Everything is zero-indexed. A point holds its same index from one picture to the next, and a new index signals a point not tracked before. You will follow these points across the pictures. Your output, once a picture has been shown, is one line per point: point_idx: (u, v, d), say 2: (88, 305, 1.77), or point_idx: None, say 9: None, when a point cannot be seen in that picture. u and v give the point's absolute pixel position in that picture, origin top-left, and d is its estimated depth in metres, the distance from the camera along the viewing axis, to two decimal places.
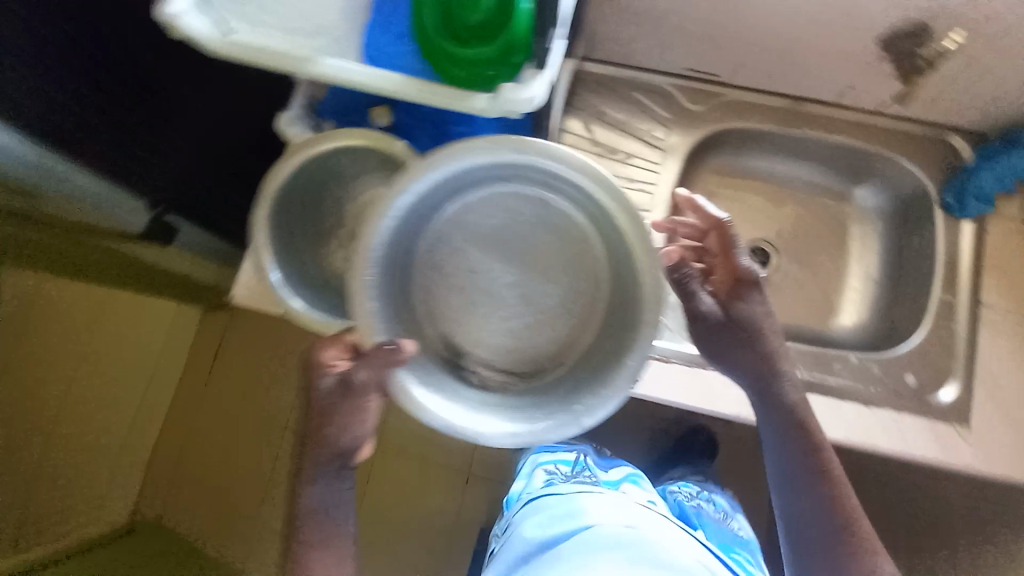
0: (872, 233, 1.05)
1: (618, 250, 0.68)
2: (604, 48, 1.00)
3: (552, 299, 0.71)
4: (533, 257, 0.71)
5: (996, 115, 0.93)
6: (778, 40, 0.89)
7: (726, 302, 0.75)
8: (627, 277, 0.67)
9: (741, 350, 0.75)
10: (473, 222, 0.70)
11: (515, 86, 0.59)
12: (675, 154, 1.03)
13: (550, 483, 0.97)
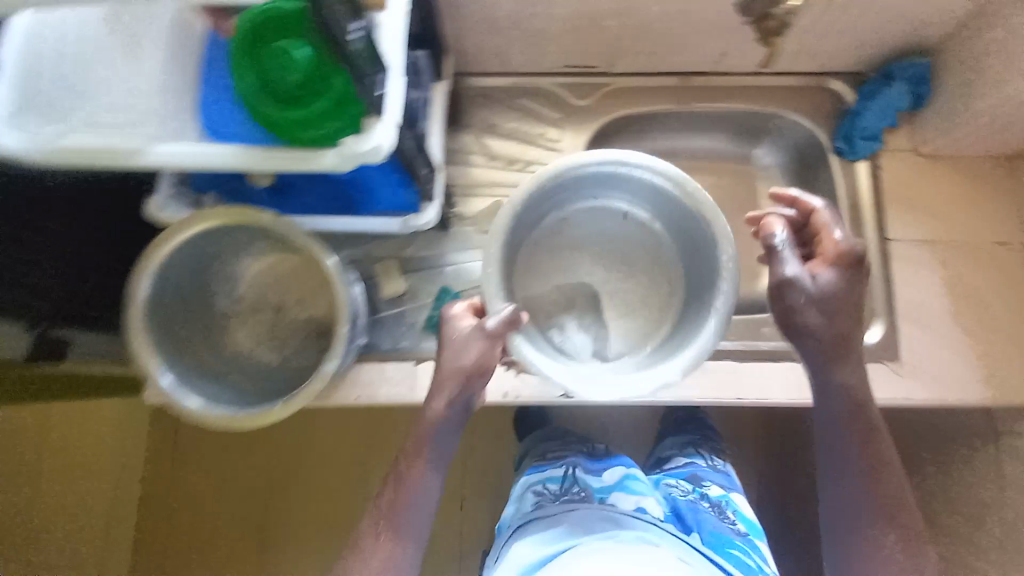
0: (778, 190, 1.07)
1: (693, 242, 0.86)
2: (479, 61, 0.98)
3: (637, 289, 0.96)
4: (624, 262, 0.97)
5: (868, 53, 0.95)
6: (641, 24, 0.88)
7: (831, 266, 0.73)
8: (702, 261, 0.84)
9: (832, 315, 0.71)
10: (601, 227, 0.96)
11: (358, 137, 0.57)
12: (575, 151, 1.02)
13: (540, 504, 0.95)
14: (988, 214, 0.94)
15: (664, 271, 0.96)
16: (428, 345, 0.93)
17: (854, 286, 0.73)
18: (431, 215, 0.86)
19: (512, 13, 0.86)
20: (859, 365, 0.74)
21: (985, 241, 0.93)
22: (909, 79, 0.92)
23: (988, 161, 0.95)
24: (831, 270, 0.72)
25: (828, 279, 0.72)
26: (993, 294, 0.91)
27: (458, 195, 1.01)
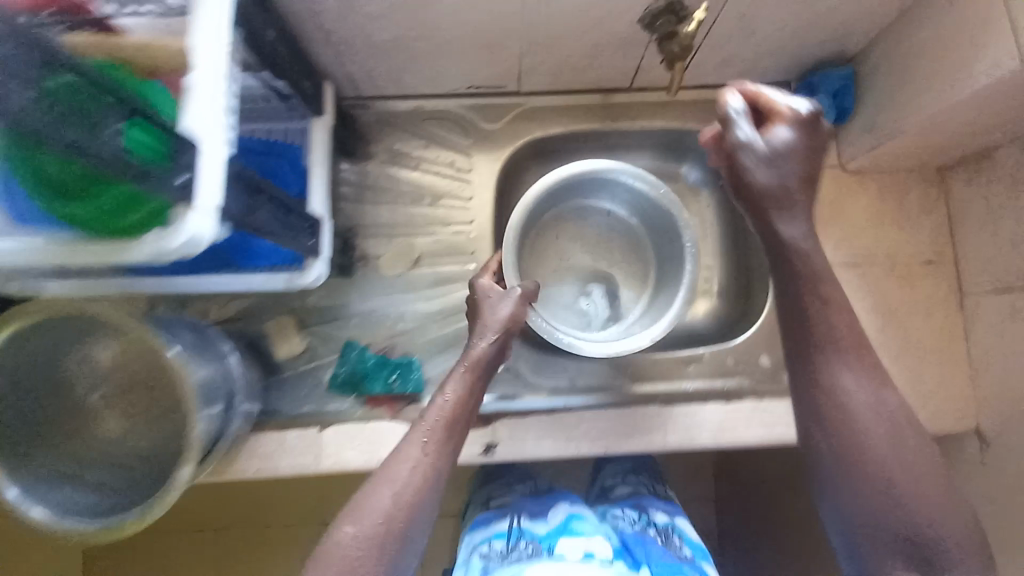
0: (707, 208, 1.02)
1: (649, 237, 1.07)
2: (372, 85, 0.87)
3: (623, 270, 1.12)
4: (606, 247, 1.12)
5: (793, 63, 0.87)
6: (543, 44, 0.79)
7: (782, 118, 0.63)
8: (664, 249, 1.02)
9: (790, 176, 0.62)
10: (584, 221, 1.12)
11: (165, 228, 0.48)
12: (487, 180, 0.93)
13: (486, 571, 0.80)
14: (916, 231, 0.90)
15: (642, 256, 1.11)
16: (333, 408, 0.85)
17: (813, 131, 0.63)
18: (318, 273, 0.77)
19: (393, 37, 0.75)
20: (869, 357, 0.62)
21: (912, 261, 0.90)
22: (830, 95, 0.86)
23: (916, 174, 0.91)
24: (783, 123, 0.63)
25: (782, 136, 0.62)
26: (918, 316, 0.89)
27: (357, 236, 0.91)
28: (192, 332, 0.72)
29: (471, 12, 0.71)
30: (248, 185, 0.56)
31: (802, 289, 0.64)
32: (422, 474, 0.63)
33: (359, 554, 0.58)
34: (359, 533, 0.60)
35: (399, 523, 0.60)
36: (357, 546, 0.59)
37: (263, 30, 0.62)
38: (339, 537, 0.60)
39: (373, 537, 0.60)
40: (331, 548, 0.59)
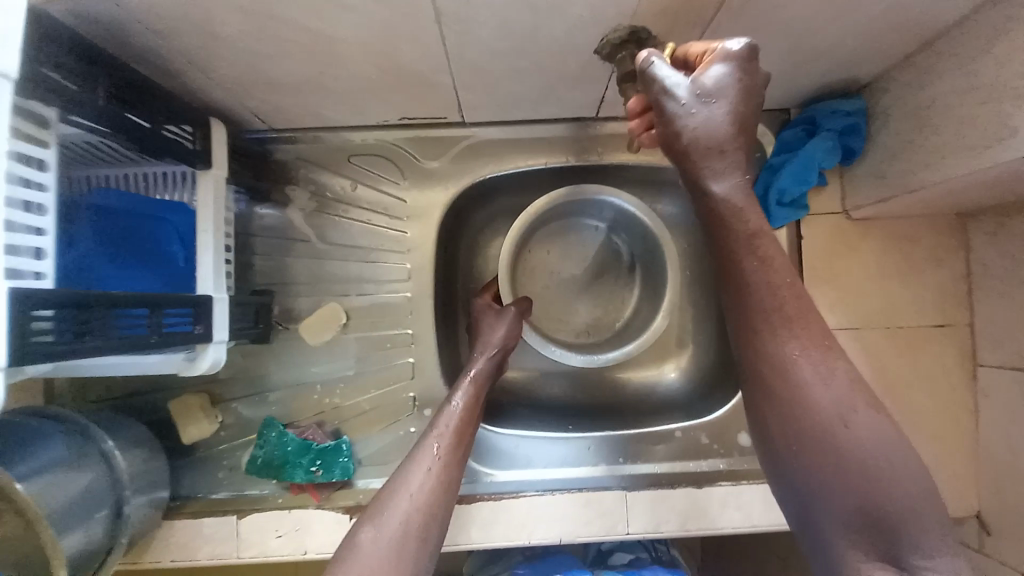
0: (685, 250, 0.90)
1: (641, 267, 0.90)
2: (283, 119, 0.72)
3: (600, 305, 0.92)
4: (591, 274, 0.92)
5: (794, 91, 0.71)
6: (481, 78, 0.63)
7: (713, 54, 0.49)
8: (651, 286, 0.87)
9: (723, 117, 0.50)
10: (568, 246, 0.91)
11: None
12: (427, 230, 0.80)
13: None
14: (929, 292, 0.76)
15: (624, 287, 0.92)
16: (252, 492, 0.76)
17: (752, 65, 0.49)
18: (214, 358, 0.65)
19: (286, 75, 0.60)
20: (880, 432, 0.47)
21: (918, 325, 0.76)
22: (835, 132, 0.72)
23: (934, 223, 0.76)
24: (716, 58, 0.49)
25: (716, 75, 0.49)
26: (921, 390, 0.75)
27: (277, 295, 0.79)
28: (64, 436, 0.61)
29: (382, 51, 0.55)
30: (75, 305, 0.46)
31: (801, 395, 0.49)
32: (437, 478, 0.57)
33: (375, 565, 0.49)
34: (379, 540, 0.51)
35: (417, 531, 0.53)
36: (374, 553, 0.50)
37: (77, 91, 0.48)
38: (354, 547, 0.51)
39: (394, 545, 0.51)
40: (345, 562, 0.50)
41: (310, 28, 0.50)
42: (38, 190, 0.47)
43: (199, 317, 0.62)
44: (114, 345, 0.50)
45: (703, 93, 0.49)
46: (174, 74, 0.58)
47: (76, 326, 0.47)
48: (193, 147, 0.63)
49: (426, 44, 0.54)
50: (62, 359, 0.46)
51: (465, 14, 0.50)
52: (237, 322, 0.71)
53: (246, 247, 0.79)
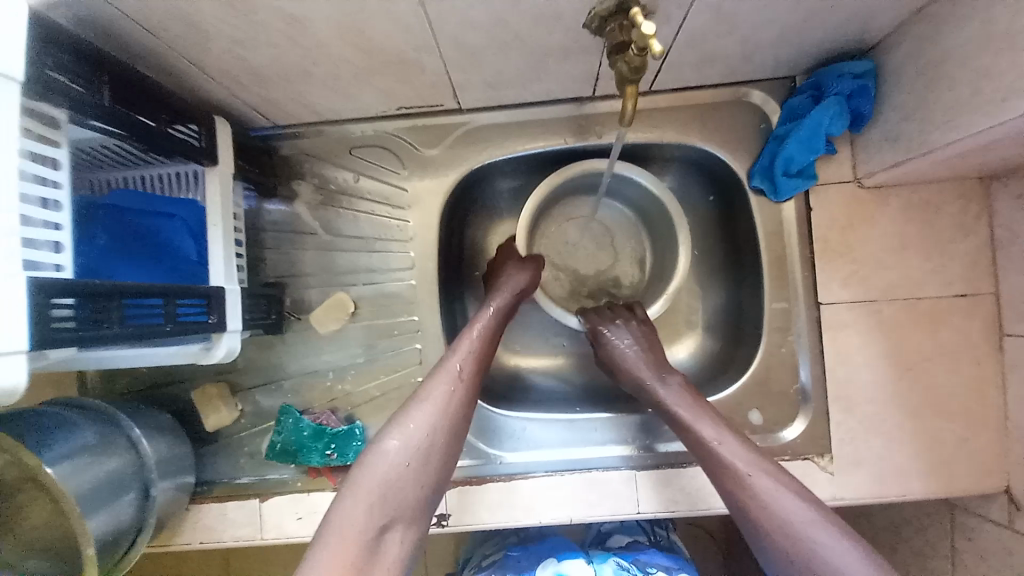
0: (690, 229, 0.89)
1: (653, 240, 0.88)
2: (285, 113, 0.75)
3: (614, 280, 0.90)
4: (605, 250, 0.90)
5: (798, 55, 0.68)
6: (470, 59, 0.64)
7: None
8: (662, 258, 0.86)
9: None
10: (579, 223, 0.90)
11: None
12: (428, 219, 0.81)
13: None
14: (950, 261, 0.72)
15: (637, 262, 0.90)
16: (273, 476, 0.79)
17: None
18: (228, 347, 0.68)
19: (284, 65, 0.62)
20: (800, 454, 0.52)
21: (939, 297, 0.72)
22: (843, 96, 0.68)
23: (954, 188, 0.72)
24: None
25: None
26: (940, 364, 0.72)
27: (287, 288, 0.81)
28: (90, 425, 0.65)
29: (370, 34, 0.57)
30: (95, 292, 0.49)
31: None
32: (459, 397, 0.64)
33: (403, 468, 0.58)
34: (406, 449, 0.59)
35: (440, 445, 0.61)
36: (402, 459, 0.58)
37: (85, 95, 0.50)
38: (383, 451, 0.58)
39: (420, 453, 0.59)
40: (375, 463, 0.58)
41: (298, 11, 0.52)
42: (53, 187, 0.49)
43: (212, 308, 0.65)
44: (129, 334, 0.53)
45: (626, 323, 0.78)
46: (178, 71, 0.61)
47: (96, 314, 0.50)
48: (199, 145, 0.65)
49: (410, 21, 0.55)
50: (83, 344, 0.48)
51: None
52: (248, 312, 0.74)
53: (256, 242, 0.81)
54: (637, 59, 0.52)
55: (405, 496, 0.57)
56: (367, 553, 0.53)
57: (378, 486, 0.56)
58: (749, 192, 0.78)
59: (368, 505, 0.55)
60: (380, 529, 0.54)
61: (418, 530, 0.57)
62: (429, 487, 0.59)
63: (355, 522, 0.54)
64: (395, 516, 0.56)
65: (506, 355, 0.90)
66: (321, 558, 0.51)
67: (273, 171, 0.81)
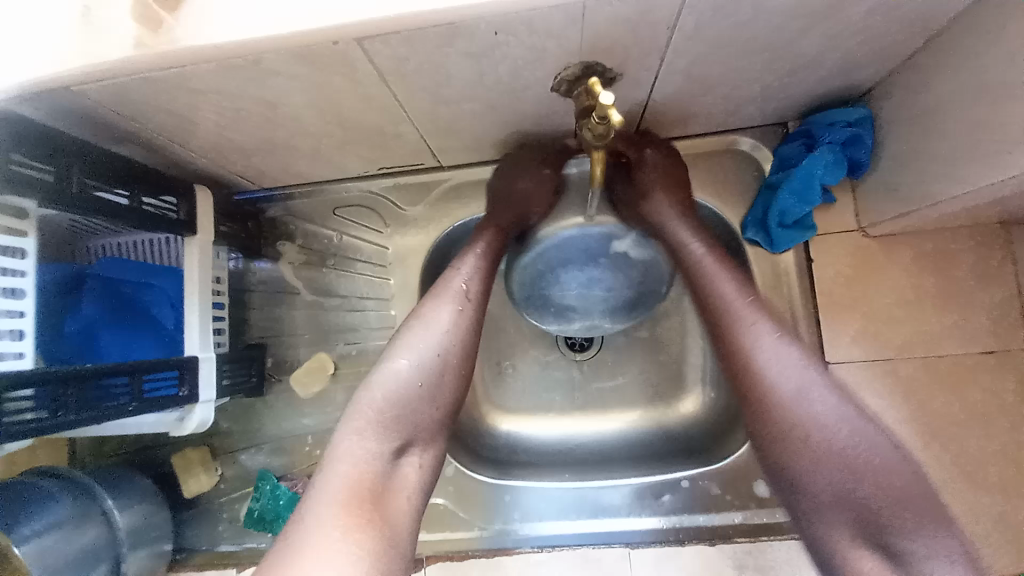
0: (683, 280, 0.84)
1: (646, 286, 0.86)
2: (266, 178, 0.76)
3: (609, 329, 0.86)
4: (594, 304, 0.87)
5: (786, 105, 0.65)
6: (442, 125, 0.63)
7: None
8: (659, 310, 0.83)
9: None
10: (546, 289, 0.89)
11: None
12: (410, 277, 0.80)
13: None
14: (973, 316, 0.65)
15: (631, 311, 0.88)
16: (251, 545, 0.77)
17: None
18: (201, 417, 0.67)
19: (259, 139, 0.63)
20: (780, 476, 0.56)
21: (962, 355, 0.65)
22: (837, 145, 0.64)
23: (970, 235, 0.66)
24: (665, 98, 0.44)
25: None
26: (969, 430, 0.65)
27: (270, 348, 0.81)
28: (66, 496, 0.64)
29: (338, 108, 0.57)
30: (51, 382, 0.50)
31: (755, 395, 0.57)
32: (467, 317, 0.63)
33: (415, 388, 0.58)
34: (416, 370, 0.59)
35: (452, 366, 0.61)
36: (413, 380, 0.59)
37: (52, 185, 0.52)
38: (393, 370, 0.59)
39: (432, 374, 0.60)
40: (385, 382, 0.58)
41: (265, 91, 0.53)
42: (18, 277, 0.51)
43: (184, 380, 0.64)
44: (88, 418, 0.53)
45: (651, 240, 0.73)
46: (158, 147, 0.63)
47: (50, 402, 0.50)
48: (178, 217, 0.66)
49: (376, 96, 0.55)
50: (36, 434, 0.49)
51: (409, 68, 0.51)
52: (228, 379, 0.73)
53: (242, 303, 0.81)
54: (600, 127, 0.49)
55: (418, 417, 0.58)
56: (383, 474, 0.54)
57: (390, 408, 0.57)
58: (743, 243, 0.73)
59: (377, 426, 0.56)
60: (394, 451, 0.56)
61: (434, 450, 0.60)
62: (443, 408, 0.60)
63: (365, 445, 0.55)
64: (411, 439, 0.57)
65: (493, 415, 0.83)
66: (333, 479, 0.52)
67: (259, 234, 0.82)
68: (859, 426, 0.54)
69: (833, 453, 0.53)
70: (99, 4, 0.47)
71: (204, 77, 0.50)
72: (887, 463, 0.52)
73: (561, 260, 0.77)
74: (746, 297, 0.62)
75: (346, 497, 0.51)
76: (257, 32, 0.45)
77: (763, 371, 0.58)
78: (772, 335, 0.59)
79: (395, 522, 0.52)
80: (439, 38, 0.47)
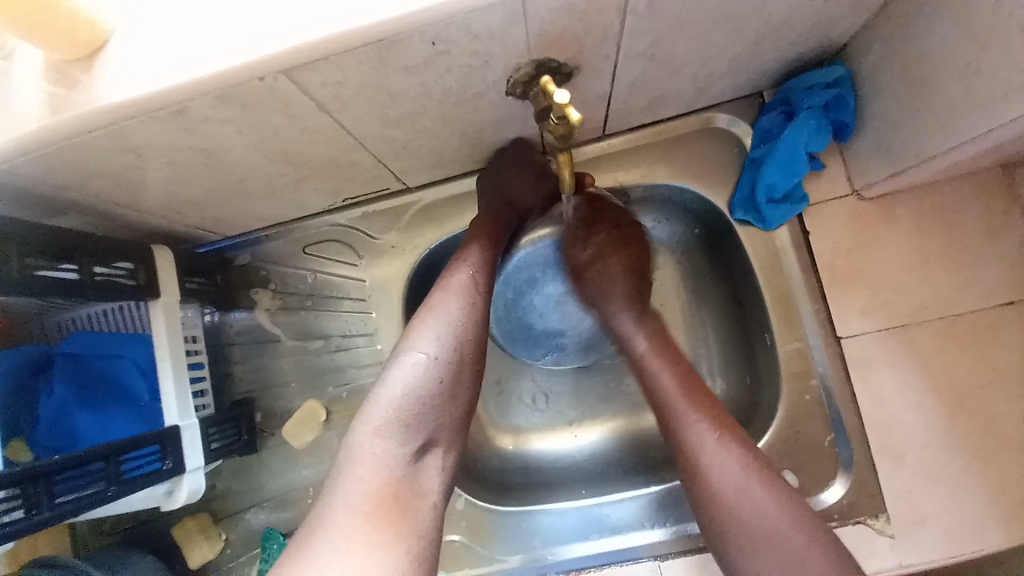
0: (681, 289, 0.79)
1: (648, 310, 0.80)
2: (227, 226, 0.72)
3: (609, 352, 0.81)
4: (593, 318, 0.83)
5: (758, 73, 0.61)
6: (399, 147, 0.60)
7: None
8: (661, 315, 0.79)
9: None
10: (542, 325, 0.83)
11: None
12: (392, 308, 0.76)
13: None
14: (988, 268, 0.61)
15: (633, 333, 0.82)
16: None
17: None
18: (192, 487, 0.65)
19: (208, 189, 0.60)
20: (707, 509, 0.54)
21: (982, 312, 0.61)
22: (818, 109, 0.60)
23: (970, 185, 0.62)
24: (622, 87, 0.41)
25: None
26: (999, 392, 0.60)
27: (258, 401, 0.78)
28: None
29: (282, 146, 0.54)
30: (19, 483, 0.47)
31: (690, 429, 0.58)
32: (478, 310, 0.58)
33: (437, 384, 0.52)
34: (433, 364, 0.53)
35: (470, 360, 0.55)
36: (432, 374, 0.52)
37: None
38: (410, 363, 0.53)
39: (451, 369, 0.53)
40: (401, 378, 0.52)
41: (200, 139, 0.49)
42: None
43: (166, 453, 0.61)
44: (67, 511, 0.50)
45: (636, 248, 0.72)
46: (106, 212, 0.60)
47: (24, 502, 0.48)
48: (136, 283, 0.62)
49: (321, 128, 0.52)
50: (14, 538, 0.47)
51: (347, 95, 0.47)
52: (218, 441, 0.70)
53: (224, 358, 0.78)
54: (560, 128, 0.46)
55: (438, 415, 0.52)
56: (405, 480, 0.48)
57: (409, 405, 0.50)
58: (734, 225, 0.69)
59: (398, 424, 0.50)
60: (416, 453, 0.50)
61: (456, 453, 0.53)
62: (463, 407, 0.54)
63: (386, 447, 0.49)
64: (434, 436, 0.51)
65: (498, 436, 0.80)
66: (353, 486, 0.46)
67: (229, 285, 0.78)
68: (781, 519, 0.52)
69: (764, 543, 0.51)
70: (15, 78, 0.45)
71: (132, 136, 0.46)
72: (802, 554, 0.50)
73: (524, 283, 0.77)
74: (683, 383, 0.61)
75: (368, 506, 0.45)
76: (177, 80, 0.42)
77: (685, 418, 0.58)
78: (707, 421, 0.57)
79: (420, 534, 0.45)
80: (372, 57, 0.43)
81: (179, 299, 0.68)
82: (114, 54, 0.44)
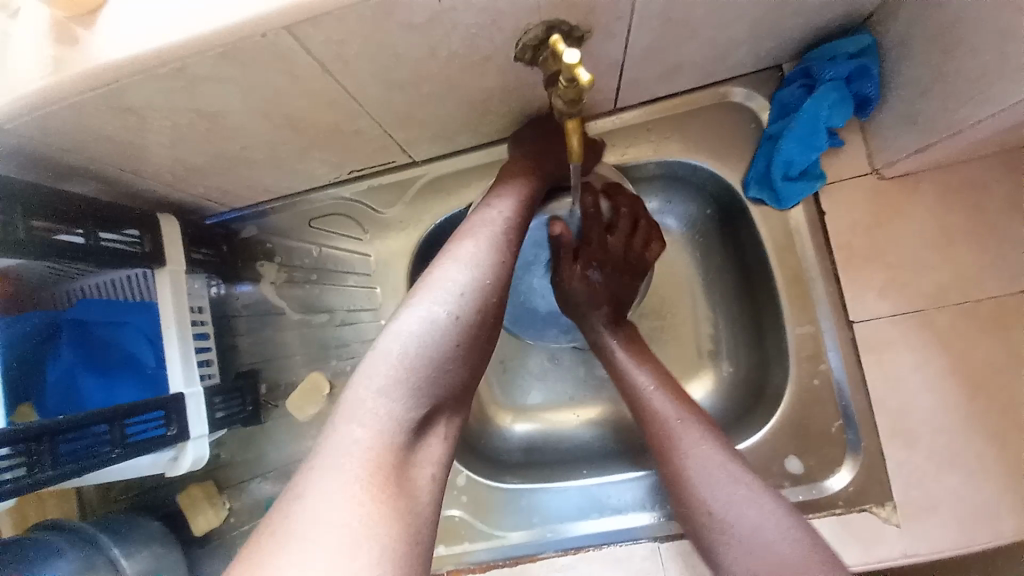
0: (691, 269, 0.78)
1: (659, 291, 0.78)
2: (232, 197, 0.72)
3: None
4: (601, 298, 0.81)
5: (777, 43, 0.59)
6: (405, 116, 0.59)
7: None
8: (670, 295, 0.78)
9: None
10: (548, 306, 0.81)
11: None
12: (397, 284, 0.76)
13: None
14: (1013, 249, 0.58)
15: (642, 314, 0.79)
16: None
17: None
18: (196, 454, 0.65)
19: (212, 157, 0.59)
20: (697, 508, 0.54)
21: (1004, 295, 0.59)
22: (841, 81, 0.58)
23: (996, 161, 0.59)
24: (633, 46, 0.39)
25: None
26: (1018, 376, 0.58)
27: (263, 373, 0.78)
28: (69, 548, 0.63)
29: (285, 111, 0.53)
30: (21, 441, 0.47)
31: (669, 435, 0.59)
32: (501, 269, 0.55)
33: (452, 342, 0.50)
34: (451, 321, 0.50)
35: (488, 319, 0.53)
36: (449, 332, 0.50)
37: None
38: (427, 318, 0.50)
39: (467, 328, 0.51)
40: (415, 331, 0.49)
41: (200, 100, 0.49)
42: None
43: (171, 419, 0.62)
44: (68, 471, 0.51)
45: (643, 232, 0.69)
46: (112, 178, 0.60)
47: (25, 460, 0.48)
48: (142, 250, 0.62)
49: (325, 92, 0.51)
50: (16, 496, 0.47)
51: (349, 55, 0.46)
52: (223, 410, 0.70)
53: (231, 330, 0.78)
54: (569, 92, 0.44)
55: (451, 374, 0.50)
56: (410, 434, 0.47)
57: (424, 361, 0.49)
58: (747, 204, 0.67)
59: (409, 379, 0.48)
60: (425, 408, 0.49)
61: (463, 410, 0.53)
62: (477, 365, 0.53)
63: (395, 402, 0.47)
64: (444, 395, 0.50)
65: (501, 414, 0.80)
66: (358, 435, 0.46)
67: (235, 257, 0.78)
68: (767, 518, 0.50)
69: (729, 533, 0.51)
70: (18, 36, 0.45)
71: (131, 97, 0.46)
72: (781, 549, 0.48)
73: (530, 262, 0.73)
74: (665, 386, 0.63)
75: (373, 457, 0.45)
76: (176, 36, 0.41)
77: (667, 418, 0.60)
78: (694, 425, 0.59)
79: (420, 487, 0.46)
80: (375, 12, 0.42)
81: (185, 267, 0.68)
82: (113, 11, 0.43)
